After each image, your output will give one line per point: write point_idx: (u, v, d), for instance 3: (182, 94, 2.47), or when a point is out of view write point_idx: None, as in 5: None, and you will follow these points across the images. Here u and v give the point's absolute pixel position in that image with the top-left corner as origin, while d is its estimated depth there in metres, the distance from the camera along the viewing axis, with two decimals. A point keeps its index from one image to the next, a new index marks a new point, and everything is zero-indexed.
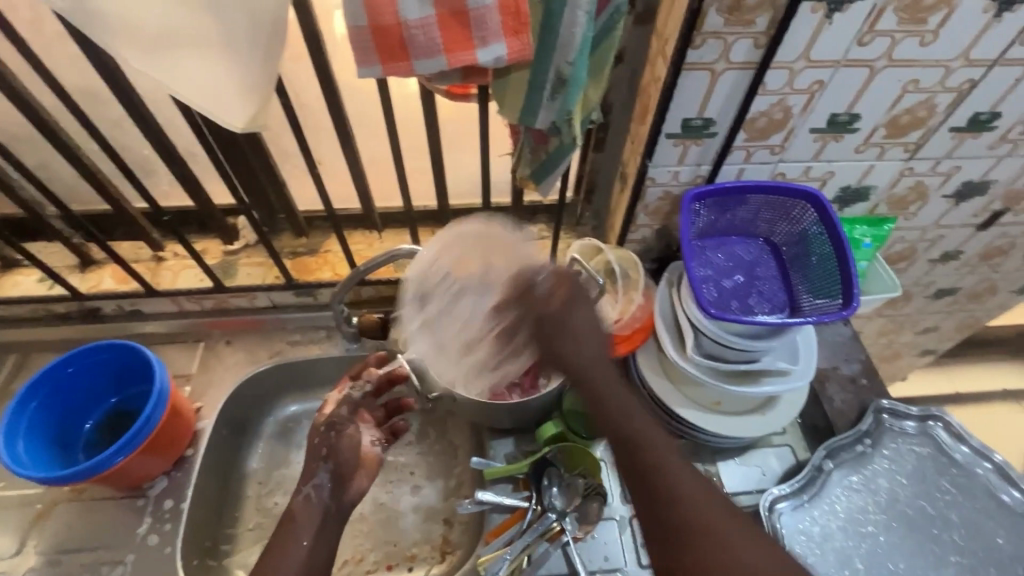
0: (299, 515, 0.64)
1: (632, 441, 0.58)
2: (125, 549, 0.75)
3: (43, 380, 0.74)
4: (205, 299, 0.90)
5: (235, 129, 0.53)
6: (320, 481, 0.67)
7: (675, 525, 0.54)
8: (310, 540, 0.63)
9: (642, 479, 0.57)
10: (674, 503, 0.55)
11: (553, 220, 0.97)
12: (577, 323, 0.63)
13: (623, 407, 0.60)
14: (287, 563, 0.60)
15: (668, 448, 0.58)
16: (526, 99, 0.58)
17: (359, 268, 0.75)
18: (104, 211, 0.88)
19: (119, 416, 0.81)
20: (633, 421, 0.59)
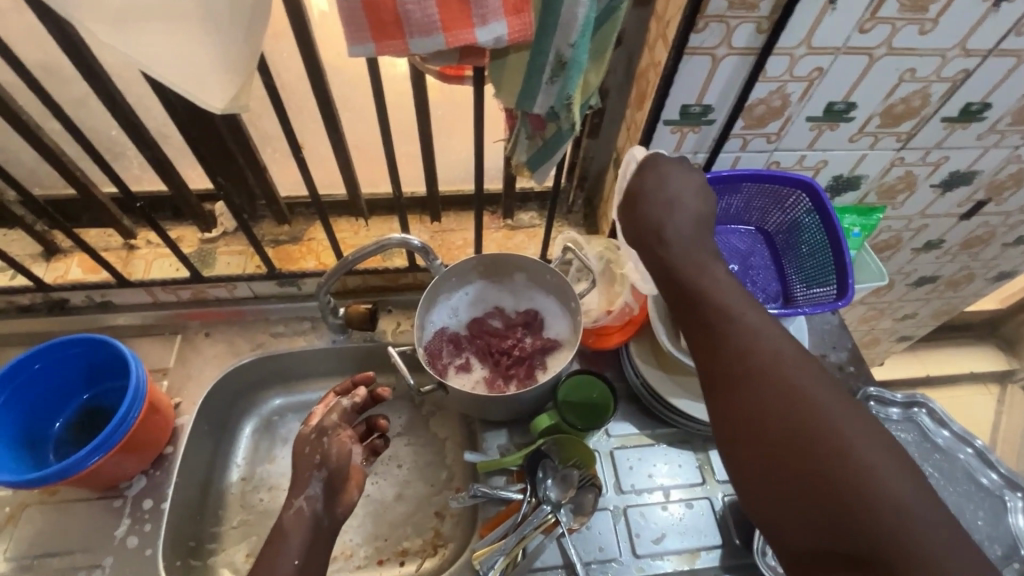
0: (290, 529, 0.60)
1: (718, 306, 0.54)
2: (102, 552, 0.72)
3: (8, 377, 0.69)
4: (181, 289, 0.86)
5: (214, 110, 0.49)
6: (313, 492, 0.63)
7: (767, 397, 0.48)
8: (302, 558, 0.59)
9: (729, 360, 0.51)
10: (770, 378, 0.49)
11: (544, 207, 0.95)
12: (651, 186, 0.61)
13: (716, 290, 0.55)
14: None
15: (768, 333, 0.52)
16: (524, 82, 0.55)
17: (347, 258, 0.73)
18: (70, 196, 0.82)
19: (92, 412, 0.77)
20: (724, 300, 0.54)
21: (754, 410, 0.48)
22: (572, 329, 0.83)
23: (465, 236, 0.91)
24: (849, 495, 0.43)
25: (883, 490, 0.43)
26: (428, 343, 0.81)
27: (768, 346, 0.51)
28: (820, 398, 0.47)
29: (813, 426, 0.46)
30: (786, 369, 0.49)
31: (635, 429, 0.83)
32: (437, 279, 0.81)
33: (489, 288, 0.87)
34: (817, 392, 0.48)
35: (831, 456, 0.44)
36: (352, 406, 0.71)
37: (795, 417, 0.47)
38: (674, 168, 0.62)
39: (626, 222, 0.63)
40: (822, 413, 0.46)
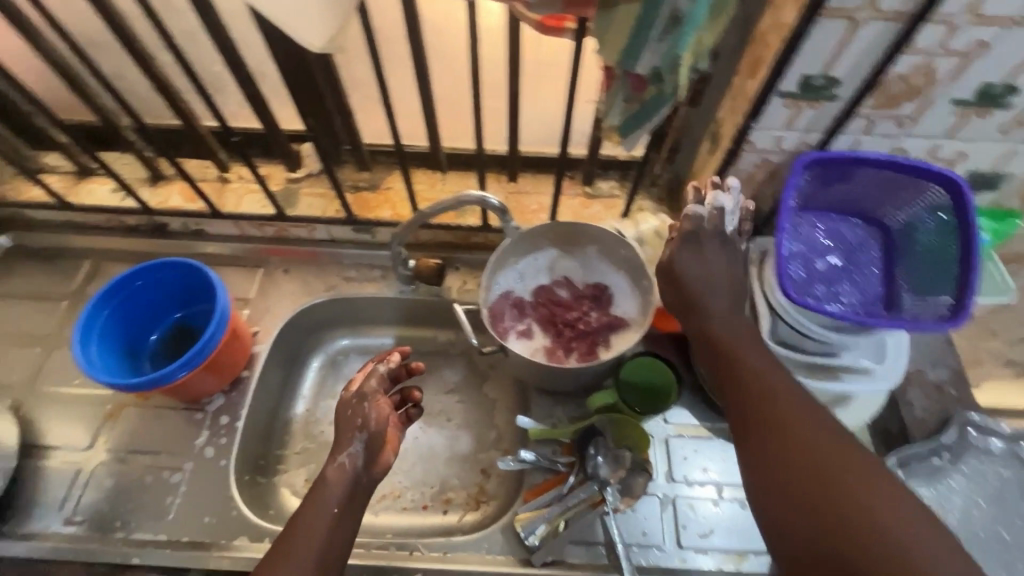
0: (331, 480, 0.61)
1: (749, 375, 0.56)
2: (184, 457, 0.77)
3: (114, 291, 0.76)
4: (267, 226, 0.90)
5: (313, 50, 0.50)
6: (354, 450, 0.62)
7: (800, 472, 0.49)
8: (340, 508, 0.61)
9: (747, 416, 0.54)
10: (806, 452, 0.50)
11: (626, 177, 0.90)
12: (692, 268, 0.61)
13: (749, 356, 0.58)
14: (315, 525, 0.59)
15: (798, 404, 0.53)
16: (631, 38, 0.52)
17: (424, 211, 0.72)
18: (175, 126, 0.87)
19: (183, 329, 0.83)
20: (755, 365, 0.57)
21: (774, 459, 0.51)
22: (641, 309, 0.79)
23: (540, 200, 0.89)
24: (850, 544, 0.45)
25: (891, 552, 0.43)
26: (493, 301, 0.81)
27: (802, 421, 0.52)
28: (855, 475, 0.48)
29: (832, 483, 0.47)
30: (819, 442, 0.50)
31: (694, 419, 0.79)
32: (509, 241, 0.81)
33: (556, 257, 0.85)
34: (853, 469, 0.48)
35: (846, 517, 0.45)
36: (389, 373, 0.68)
37: (827, 493, 0.47)
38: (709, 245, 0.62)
39: (668, 296, 0.64)
40: (857, 491, 0.46)
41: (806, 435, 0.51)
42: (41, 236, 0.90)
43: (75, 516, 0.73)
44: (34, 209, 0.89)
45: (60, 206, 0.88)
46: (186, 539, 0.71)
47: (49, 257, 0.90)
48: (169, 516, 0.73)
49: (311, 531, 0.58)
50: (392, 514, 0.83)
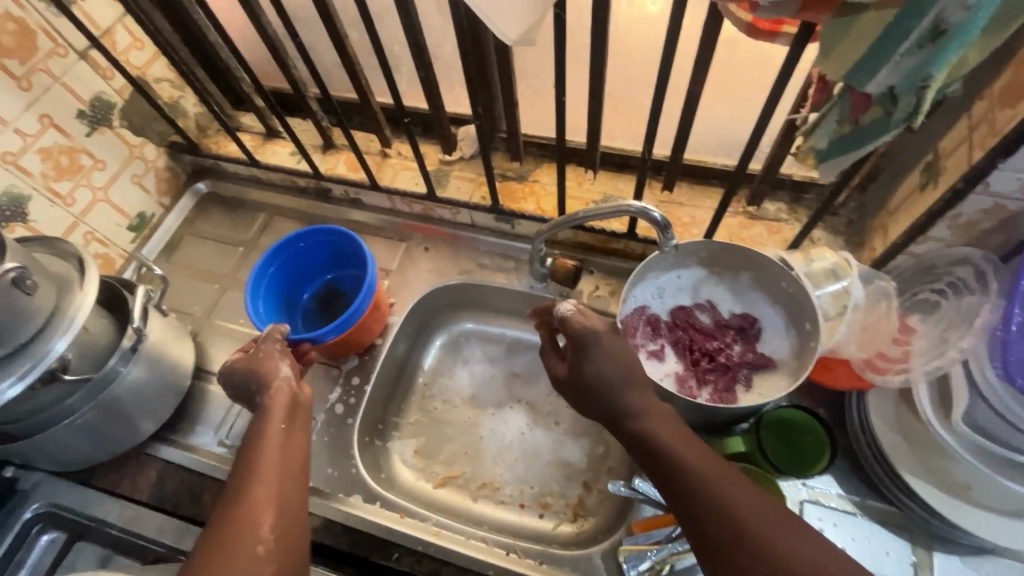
0: (272, 404, 0.63)
1: (676, 465, 0.54)
2: (318, 408, 0.84)
3: (279, 251, 0.84)
4: (415, 203, 0.94)
5: (508, 41, 0.49)
6: (286, 373, 0.66)
7: (734, 564, 0.48)
8: (288, 425, 0.62)
9: (714, 538, 0.50)
10: (737, 536, 0.49)
11: (797, 202, 0.80)
12: (603, 363, 0.59)
13: (675, 445, 0.55)
14: (271, 447, 0.59)
15: (725, 478, 0.52)
16: (868, 52, 0.44)
17: (579, 214, 0.69)
18: (352, 100, 0.93)
19: (332, 291, 0.90)
20: (678, 453, 0.55)
21: None
22: (795, 352, 0.71)
23: (696, 214, 0.82)
24: None
25: None
26: (628, 314, 0.75)
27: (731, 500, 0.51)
28: (789, 550, 0.48)
29: None
30: (749, 521, 0.49)
31: (835, 487, 0.69)
32: (656, 255, 0.74)
33: (703, 278, 0.78)
34: (785, 544, 0.48)
35: None
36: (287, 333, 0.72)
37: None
38: (591, 343, 0.59)
39: (585, 403, 0.62)
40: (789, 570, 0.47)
41: (773, 547, 0.48)
42: (233, 185, 1.04)
43: (226, 440, 0.82)
44: (228, 162, 1.00)
45: (249, 162, 0.98)
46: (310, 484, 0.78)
47: (234, 206, 1.03)
48: None
49: (271, 456, 0.58)
50: (489, 505, 0.83)
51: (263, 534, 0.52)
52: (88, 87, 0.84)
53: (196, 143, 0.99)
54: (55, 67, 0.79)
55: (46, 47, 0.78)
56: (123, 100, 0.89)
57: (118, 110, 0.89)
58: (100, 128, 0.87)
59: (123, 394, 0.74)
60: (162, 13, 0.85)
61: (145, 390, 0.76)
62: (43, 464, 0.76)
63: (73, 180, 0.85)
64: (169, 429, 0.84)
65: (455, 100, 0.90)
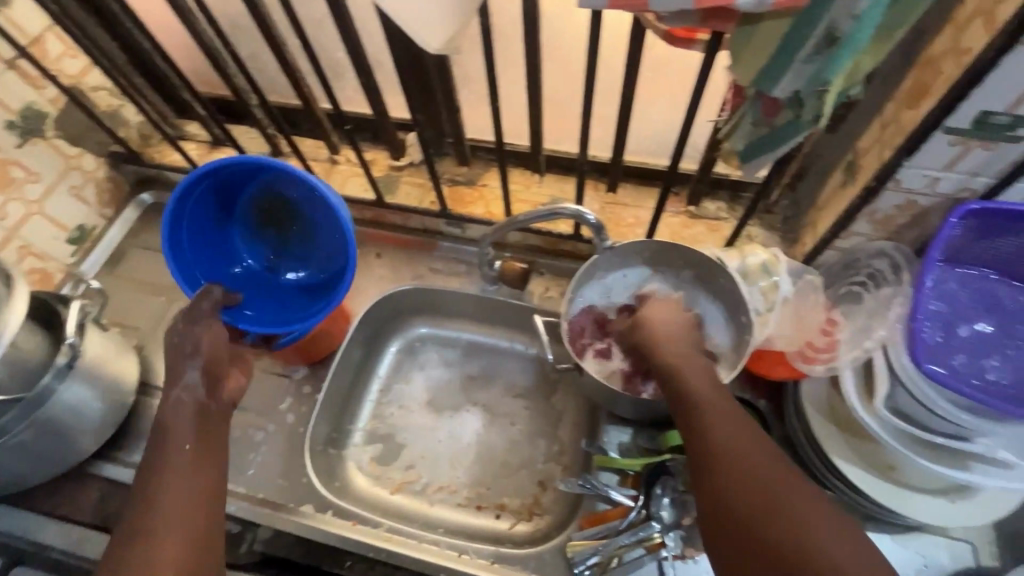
0: (170, 423, 0.61)
1: (708, 424, 0.56)
2: (269, 419, 0.82)
3: (194, 181, 0.67)
4: (366, 210, 0.93)
5: (431, 50, 0.50)
6: (189, 380, 0.63)
7: (736, 512, 0.51)
8: (193, 443, 0.61)
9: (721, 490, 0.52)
10: (745, 492, 0.51)
11: (735, 201, 0.83)
12: (660, 316, 0.67)
13: (716, 407, 0.57)
14: (175, 469, 0.59)
15: (748, 438, 0.54)
16: (771, 59, 0.46)
17: (520, 217, 0.71)
18: (296, 106, 0.92)
19: (273, 198, 0.72)
20: (715, 414, 0.56)
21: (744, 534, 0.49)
22: (734, 345, 0.73)
23: (638, 214, 0.84)
24: None
25: None
26: (575, 317, 0.78)
27: (751, 457, 0.53)
28: (801, 510, 0.49)
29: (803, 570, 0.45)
30: (766, 477, 0.51)
31: None
32: (598, 256, 0.75)
33: (646, 276, 0.79)
34: (798, 504, 0.49)
35: None
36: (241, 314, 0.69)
37: (778, 530, 0.48)
38: (660, 311, 0.67)
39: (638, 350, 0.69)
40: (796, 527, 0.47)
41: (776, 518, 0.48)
42: None
43: None
44: (172, 172, 0.98)
45: (193, 172, 0.97)
46: (260, 496, 0.76)
47: None
48: (251, 471, 0.79)
49: (177, 477, 0.58)
50: (446, 507, 0.83)
51: (168, 554, 0.53)
52: (18, 97, 0.81)
53: (139, 153, 0.97)
54: None
55: None
56: (57, 110, 0.87)
57: (52, 120, 0.86)
58: (32, 138, 0.84)
59: (58, 412, 0.72)
60: (95, 20, 0.83)
61: (84, 407, 0.74)
62: None
63: (5, 193, 0.82)
64: (112, 447, 0.81)
65: (402, 106, 0.90)
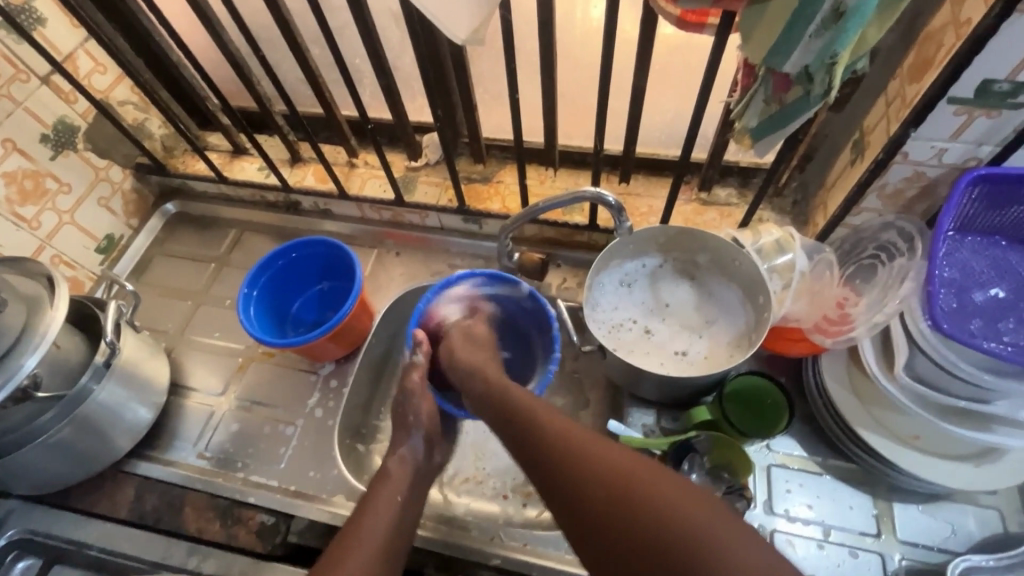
0: (394, 472, 0.69)
1: (538, 432, 0.59)
2: (297, 414, 0.84)
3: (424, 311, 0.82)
4: (384, 210, 0.96)
5: (458, 40, 0.52)
6: (415, 444, 0.72)
7: (555, 462, 0.56)
8: (403, 496, 0.67)
9: (550, 467, 0.56)
10: (564, 450, 0.56)
11: (746, 186, 0.85)
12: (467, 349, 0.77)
13: (539, 416, 0.61)
14: (383, 507, 0.65)
15: (653, 475, 0.51)
16: (781, 36, 0.48)
17: (539, 205, 0.72)
18: (317, 113, 0.96)
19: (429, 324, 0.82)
20: (542, 423, 0.60)
21: (580, 473, 0.53)
22: (753, 325, 0.74)
23: (652, 203, 0.86)
24: (638, 517, 0.48)
25: (670, 517, 0.47)
26: (599, 306, 0.79)
27: (589, 448, 0.55)
28: (642, 472, 0.51)
29: (621, 490, 0.50)
30: (604, 460, 0.53)
31: (803, 450, 0.74)
32: (616, 241, 0.76)
33: (664, 260, 0.81)
34: (626, 464, 0.52)
35: (625, 496, 0.50)
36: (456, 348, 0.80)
37: (598, 468, 0.53)
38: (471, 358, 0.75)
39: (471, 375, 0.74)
40: (684, 531, 0.46)
41: (586, 448, 0.55)
42: (201, 204, 1.04)
43: (205, 451, 0.82)
44: (196, 180, 1.01)
45: (217, 179, 0.99)
46: (293, 488, 0.78)
47: (205, 224, 1.04)
48: (282, 464, 0.80)
49: (382, 514, 0.65)
50: (473, 497, 0.83)
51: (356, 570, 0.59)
52: (51, 111, 0.84)
53: (163, 164, 1.00)
54: (17, 92, 0.79)
55: (8, 74, 0.78)
56: (87, 123, 0.90)
57: (82, 133, 0.89)
58: (65, 151, 0.87)
59: (96, 410, 0.73)
60: (124, 36, 0.86)
61: (119, 407, 0.76)
62: (15, 487, 0.75)
63: (38, 204, 0.85)
64: (145, 446, 0.83)
65: (418, 109, 0.93)
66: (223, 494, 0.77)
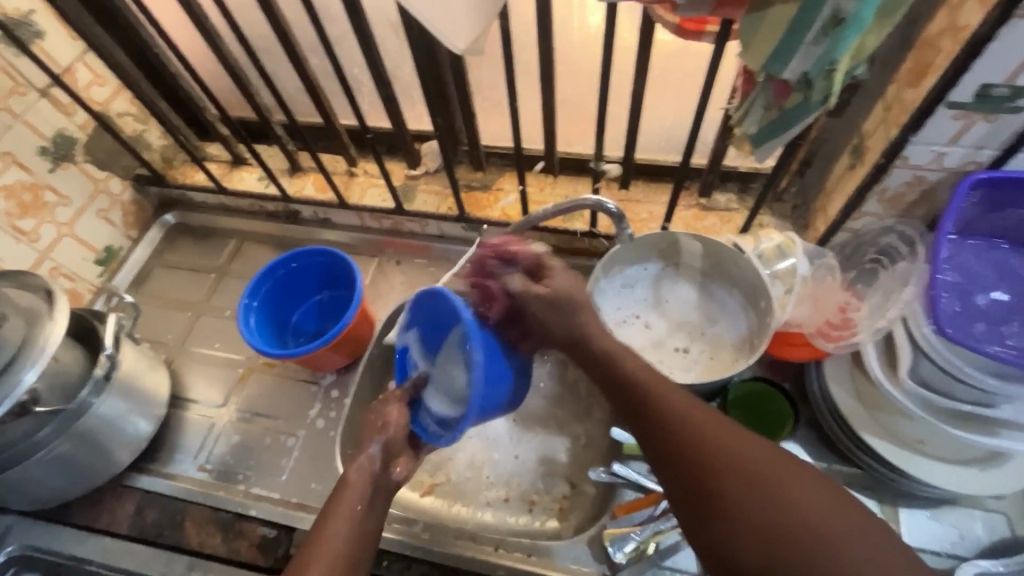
0: (352, 480, 0.63)
1: (654, 402, 0.56)
2: (298, 425, 0.83)
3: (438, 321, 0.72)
4: (384, 218, 0.95)
5: (457, 50, 0.53)
6: (374, 451, 0.66)
7: (676, 438, 0.54)
8: (364, 506, 0.62)
9: (667, 440, 0.54)
10: (685, 427, 0.54)
11: (745, 192, 0.85)
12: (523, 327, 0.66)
13: (651, 382, 0.58)
14: (342, 520, 0.60)
15: (777, 465, 0.50)
16: (780, 43, 0.48)
17: (540, 212, 0.71)
18: (316, 123, 0.96)
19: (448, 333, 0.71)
20: (660, 391, 0.57)
21: (703, 454, 0.52)
22: (755, 330, 0.74)
23: (651, 209, 0.86)
24: (765, 508, 0.48)
25: (802, 514, 0.47)
26: (600, 312, 0.78)
27: (708, 427, 0.53)
28: (768, 464, 0.50)
29: (745, 480, 0.50)
30: (726, 442, 0.52)
31: (807, 456, 0.73)
32: (617, 247, 0.76)
33: (665, 266, 0.81)
34: (748, 452, 0.51)
35: (753, 483, 0.49)
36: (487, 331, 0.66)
37: (722, 452, 0.51)
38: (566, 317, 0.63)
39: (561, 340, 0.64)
40: (814, 532, 0.46)
41: (710, 428, 0.53)
42: (200, 215, 1.04)
43: (206, 464, 0.82)
44: (195, 191, 1.01)
45: (216, 189, 0.99)
46: (294, 500, 0.77)
47: (204, 235, 1.04)
48: (283, 476, 0.79)
49: (342, 529, 0.59)
50: (476, 507, 0.82)
51: None
52: (50, 124, 0.84)
53: (162, 175, 1.00)
54: (16, 105, 0.79)
55: (7, 87, 0.78)
56: (86, 135, 0.90)
57: (81, 145, 0.89)
58: (64, 163, 0.87)
59: (96, 423, 0.73)
60: (122, 49, 0.86)
61: (119, 420, 0.76)
62: (15, 503, 0.74)
63: (38, 217, 0.85)
64: (146, 459, 0.83)
65: (416, 118, 0.93)
66: (224, 507, 0.76)
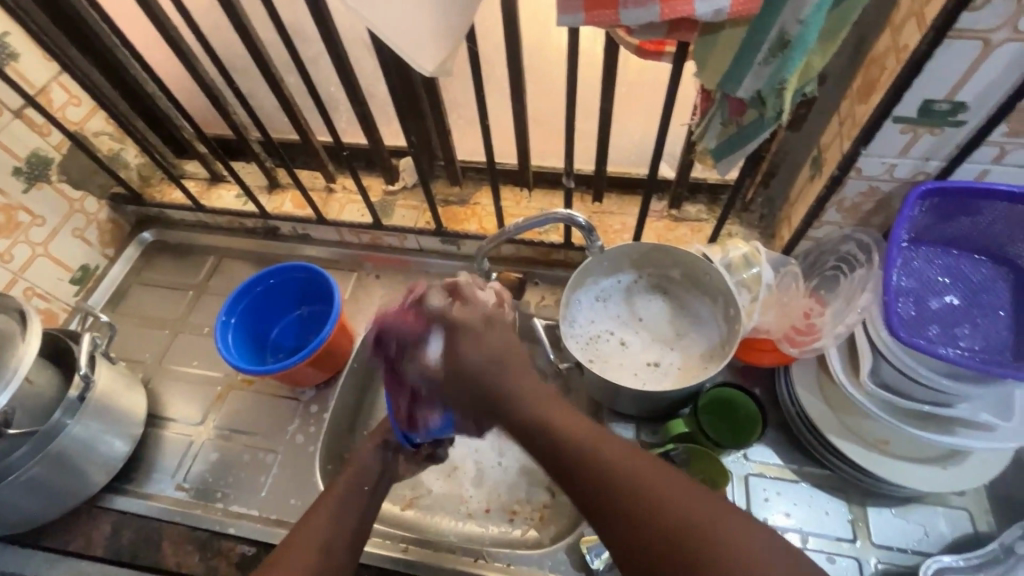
0: (361, 459, 0.70)
1: (561, 445, 0.50)
2: (277, 441, 0.83)
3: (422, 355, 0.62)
4: (362, 233, 0.96)
5: (425, 72, 0.54)
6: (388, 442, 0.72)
7: (581, 465, 0.49)
8: (371, 487, 0.68)
9: (577, 475, 0.49)
10: (594, 471, 0.48)
11: (715, 203, 0.88)
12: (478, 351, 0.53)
13: (553, 416, 0.51)
14: (351, 492, 0.67)
15: (694, 496, 0.46)
16: (733, 63, 0.51)
17: (513, 226, 0.73)
18: (293, 140, 0.97)
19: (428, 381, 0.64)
20: (565, 433, 0.51)
21: (620, 504, 0.47)
22: (725, 337, 0.76)
23: (623, 221, 0.88)
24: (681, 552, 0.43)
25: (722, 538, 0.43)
26: (575, 323, 0.80)
27: (623, 470, 0.48)
28: (684, 498, 0.46)
29: (663, 522, 0.45)
30: (635, 485, 0.47)
31: (778, 459, 0.75)
32: (590, 259, 0.78)
33: (638, 276, 0.83)
34: (670, 490, 0.46)
35: (666, 523, 0.45)
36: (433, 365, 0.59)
37: (637, 507, 0.46)
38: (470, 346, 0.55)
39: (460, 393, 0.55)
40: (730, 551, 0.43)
41: (621, 470, 0.48)
42: (178, 232, 1.04)
43: (184, 483, 0.81)
44: (172, 209, 1.01)
45: (194, 207, 1.00)
46: (273, 517, 0.77)
47: (183, 252, 1.04)
48: (262, 493, 0.79)
49: (349, 497, 0.66)
50: (457, 519, 0.83)
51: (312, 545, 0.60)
52: (24, 144, 0.84)
53: (140, 193, 1.01)
54: None
55: None
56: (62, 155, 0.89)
57: (56, 165, 0.89)
58: (38, 183, 0.87)
59: (69, 444, 0.72)
60: (98, 69, 0.87)
61: (94, 440, 0.75)
62: None
63: (11, 237, 0.84)
64: (122, 479, 0.82)
65: (392, 134, 0.95)
66: (202, 526, 0.76)
